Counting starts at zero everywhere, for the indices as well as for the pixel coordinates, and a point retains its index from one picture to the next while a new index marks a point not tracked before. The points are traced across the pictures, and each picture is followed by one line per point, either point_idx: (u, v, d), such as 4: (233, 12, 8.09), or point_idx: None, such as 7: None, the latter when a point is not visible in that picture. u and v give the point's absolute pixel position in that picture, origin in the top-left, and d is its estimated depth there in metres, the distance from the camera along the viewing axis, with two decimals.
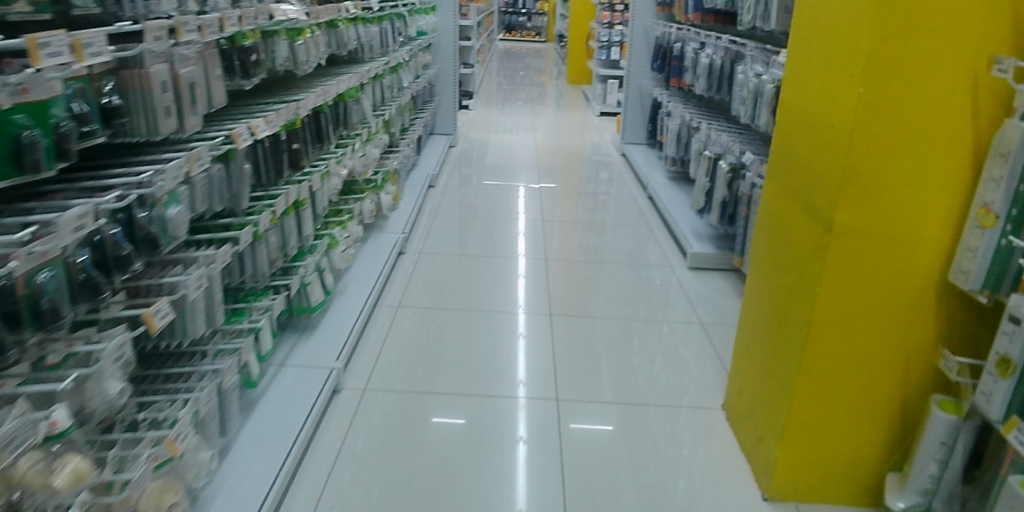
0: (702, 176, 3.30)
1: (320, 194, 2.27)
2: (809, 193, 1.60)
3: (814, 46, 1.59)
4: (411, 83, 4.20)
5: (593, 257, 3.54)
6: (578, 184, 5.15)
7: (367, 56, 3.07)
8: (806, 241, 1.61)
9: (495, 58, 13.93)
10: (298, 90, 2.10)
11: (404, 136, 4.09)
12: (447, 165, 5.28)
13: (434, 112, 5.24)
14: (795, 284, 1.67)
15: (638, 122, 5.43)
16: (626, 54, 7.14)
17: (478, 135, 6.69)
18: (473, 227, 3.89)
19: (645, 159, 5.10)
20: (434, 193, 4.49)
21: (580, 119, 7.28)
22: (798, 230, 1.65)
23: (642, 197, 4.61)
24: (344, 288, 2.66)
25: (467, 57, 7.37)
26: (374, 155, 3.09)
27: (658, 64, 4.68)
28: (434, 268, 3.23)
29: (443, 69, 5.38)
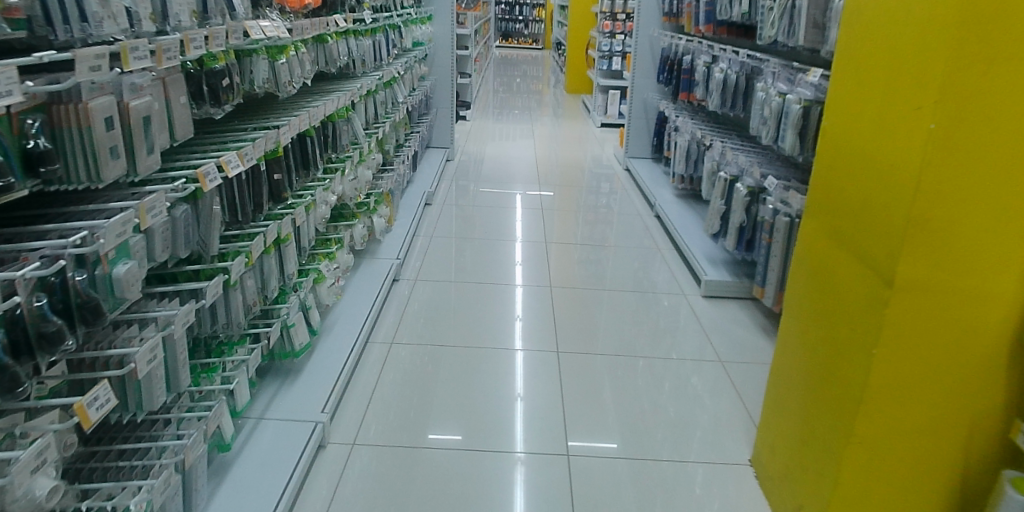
0: (717, 197, 3.11)
1: (304, 227, 2.06)
2: (863, 240, 1.39)
3: (870, 72, 1.39)
4: (407, 97, 4.00)
5: (600, 281, 3.33)
6: (580, 199, 4.95)
7: (359, 71, 2.87)
8: (859, 296, 1.40)
9: (491, 66, 13.75)
10: (280, 114, 1.89)
11: (399, 152, 3.89)
12: (444, 180, 5.07)
13: (430, 124, 5.04)
14: (844, 341, 1.46)
15: (643, 136, 5.24)
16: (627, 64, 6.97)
17: (475, 145, 6.49)
18: (472, 248, 3.68)
19: (650, 174, 4.90)
20: (431, 210, 4.29)
21: (581, 130, 7.09)
22: (848, 282, 1.44)
23: (648, 214, 4.41)
24: (333, 323, 2.45)
25: (465, 65, 7.18)
26: (367, 177, 2.88)
27: (665, 77, 4.50)
28: (431, 296, 3.02)
29: (440, 80, 5.18)
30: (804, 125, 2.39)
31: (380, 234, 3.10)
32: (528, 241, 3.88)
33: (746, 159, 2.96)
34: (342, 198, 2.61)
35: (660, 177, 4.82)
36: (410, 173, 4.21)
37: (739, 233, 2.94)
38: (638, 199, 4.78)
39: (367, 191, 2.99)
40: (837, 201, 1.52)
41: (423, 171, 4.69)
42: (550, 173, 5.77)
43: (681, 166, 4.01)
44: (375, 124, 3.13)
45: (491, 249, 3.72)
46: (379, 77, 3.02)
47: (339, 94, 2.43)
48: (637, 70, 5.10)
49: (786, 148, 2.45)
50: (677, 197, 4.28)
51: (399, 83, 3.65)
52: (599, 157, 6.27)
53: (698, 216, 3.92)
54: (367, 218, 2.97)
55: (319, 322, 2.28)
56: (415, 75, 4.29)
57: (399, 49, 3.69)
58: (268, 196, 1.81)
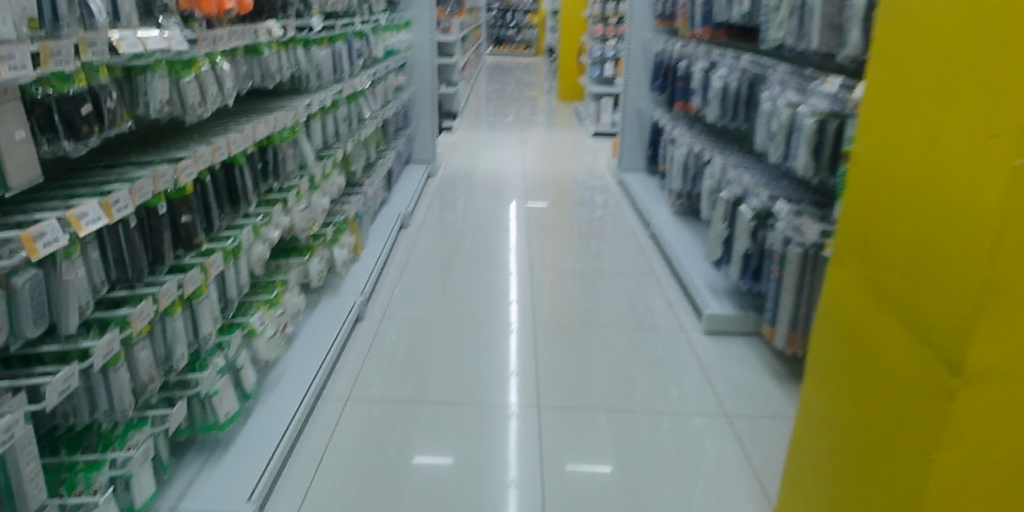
0: (719, 220, 2.79)
1: (229, 271, 1.73)
2: (917, 305, 1.07)
3: (931, 81, 1.05)
4: (379, 110, 3.68)
5: (591, 313, 3.00)
6: (571, 214, 4.62)
7: (314, 84, 2.54)
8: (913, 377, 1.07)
9: (482, 73, 13.44)
10: (191, 142, 1.57)
11: (369, 171, 3.56)
12: (425, 197, 4.73)
13: (409, 138, 4.70)
14: (891, 428, 1.13)
15: (637, 147, 4.92)
16: (620, 71, 6.65)
17: (462, 158, 6.15)
18: (451, 277, 3.35)
19: (646, 189, 4.58)
20: (408, 232, 3.96)
21: (573, 140, 6.76)
22: (898, 357, 1.12)
23: (643, 233, 4.09)
24: (276, 380, 2.11)
25: (450, 74, 6.85)
26: (324, 205, 2.55)
27: (659, 84, 4.19)
28: (400, 337, 2.69)
29: (420, 91, 4.86)
30: (819, 142, 2.08)
31: (342, 266, 2.77)
32: (513, 267, 3.54)
33: (752, 179, 2.65)
34: (290, 232, 2.29)
35: (656, 192, 4.50)
36: (385, 192, 3.89)
37: (744, 262, 2.63)
38: (633, 216, 4.45)
39: (325, 220, 2.67)
40: (879, 248, 1.20)
41: (401, 189, 4.37)
42: (539, 186, 5.44)
43: (679, 182, 3.69)
44: (335, 144, 2.80)
45: (471, 277, 3.38)
46: (338, 91, 2.70)
47: (279, 113, 2.10)
48: (628, 77, 4.77)
49: (799, 168, 2.14)
50: (674, 215, 3.96)
51: (368, 96, 3.33)
52: (591, 168, 5.94)
53: (697, 237, 3.60)
54: (324, 249, 2.64)
55: (256, 381, 1.95)
56: (390, 87, 3.97)
57: (367, 59, 3.36)
58: (171, 243, 1.48)
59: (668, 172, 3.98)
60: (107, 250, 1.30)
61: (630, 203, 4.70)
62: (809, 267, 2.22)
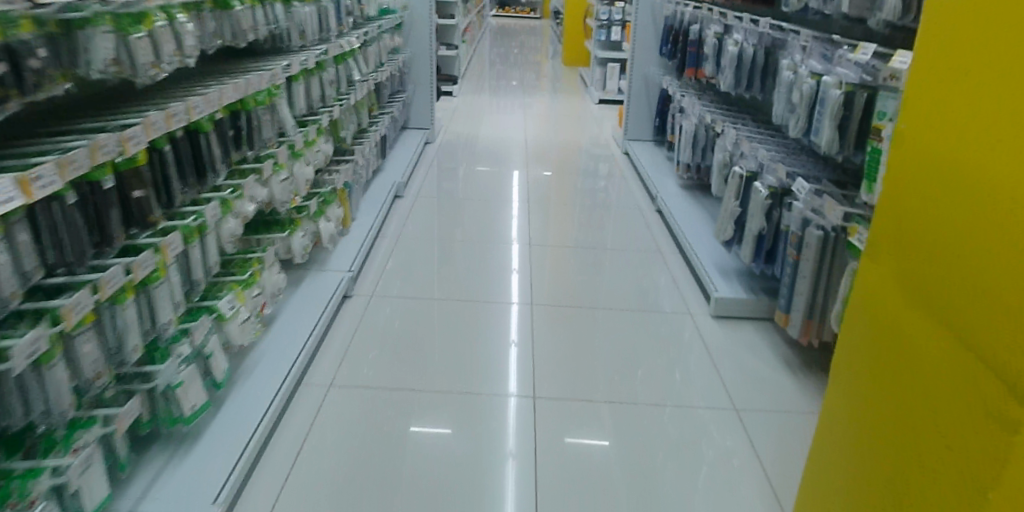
0: (732, 197, 2.62)
1: (193, 249, 1.56)
2: (956, 313, 0.96)
3: (1005, 43, 0.89)
4: (372, 73, 3.47)
5: (593, 293, 2.85)
6: (574, 185, 4.44)
7: (296, 44, 2.34)
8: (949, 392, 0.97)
9: (487, 36, 13.07)
10: (145, 107, 1.39)
11: (361, 139, 3.37)
12: (423, 165, 4.54)
13: (406, 103, 4.49)
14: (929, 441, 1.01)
15: (644, 116, 4.71)
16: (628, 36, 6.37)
17: (462, 124, 5.93)
18: (447, 251, 3.19)
19: (653, 161, 4.38)
20: (404, 202, 3.78)
21: (577, 107, 6.52)
22: (930, 369, 1.02)
23: (649, 207, 3.91)
24: (254, 365, 1.97)
25: (451, 35, 6.57)
26: (308, 175, 2.38)
27: (669, 49, 3.97)
28: (391, 317, 2.54)
29: (417, 53, 4.63)
30: (846, 116, 1.89)
31: (329, 241, 2.61)
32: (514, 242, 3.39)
33: (768, 154, 2.47)
34: (268, 204, 2.12)
35: (663, 164, 4.31)
36: (379, 160, 3.70)
37: (757, 243, 2.47)
38: (639, 188, 4.26)
39: (310, 191, 2.50)
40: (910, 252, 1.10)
41: (396, 157, 4.18)
42: (541, 154, 5.23)
43: (688, 154, 3.50)
44: (322, 109, 2.62)
45: (468, 252, 3.22)
46: (324, 51, 2.51)
47: (253, 75, 1.91)
48: (636, 40, 4.53)
49: (822, 144, 1.96)
50: (682, 190, 3.79)
51: (359, 57, 3.12)
52: (596, 137, 5.73)
53: (706, 214, 3.43)
54: (309, 222, 2.47)
55: (229, 369, 1.81)
56: (384, 47, 3.76)
57: (358, 17, 3.14)
58: (122, 223, 1.31)
59: (677, 144, 3.79)
60: (40, 231, 1.13)
61: (636, 175, 4.51)
62: (829, 250, 2.06)
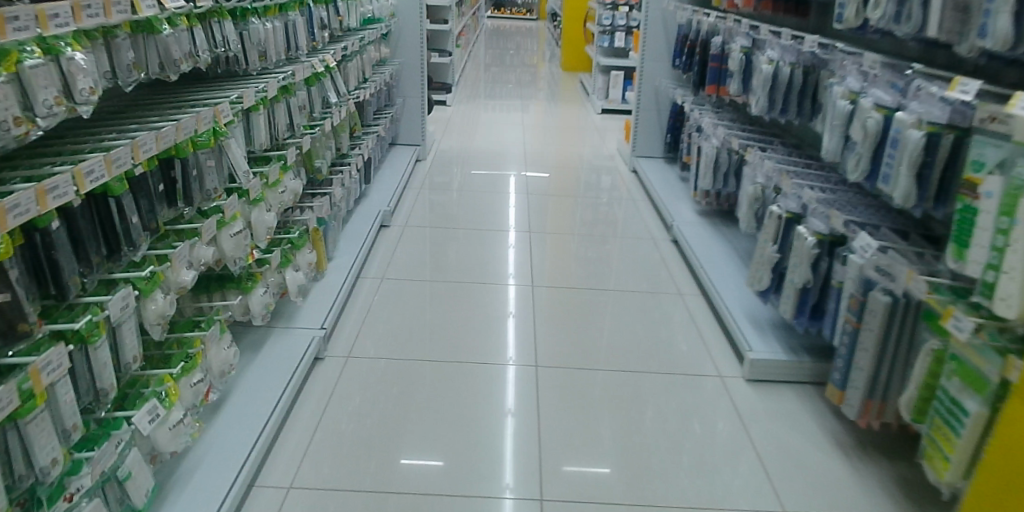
0: (769, 240, 2.25)
1: (99, 349, 1.21)
2: None
3: None
4: (353, 91, 3.09)
5: (603, 335, 2.56)
6: (577, 205, 4.05)
7: (254, 68, 1.96)
8: None
9: (482, 38, 12.68)
10: (15, 182, 1.01)
11: (340, 166, 2.98)
12: (413, 185, 4.15)
13: (393, 119, 4.11)
14: None
15: (654, 132, 4.33)
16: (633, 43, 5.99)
17: (457, 136, 5.54)
18: (439, 285, 2.87)
19: (665, 183, 3.98)
20: (390, 232, 3.35)
21: (578, 118, 6.13)
22: None
23: (663, 236, 3.51)
24: (192, 470, 1.58)
25: (444, 42, 6.20)
26: (271, 223, 2.01)
27: (687, 62, 3.61)
28: (375, 367, 2.25)
29: (406, 64, 4.25)
30: (928, 164, 1.53)
31: (296, 294, 2.23)
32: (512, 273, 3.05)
33: (814, 194, 2.10)
34: (217, 262, 1.75)
35: (677, 186, 3.92)
36: (362, 186, 3.32)
37: (800, 297, 2.10)
38: (652, 214, 3.86)
39: (275, 238, 2.12)
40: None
41: (383, 180, 3.79)
42: (540, 168, 4.83)
43: (707, 181, 3.14)
44: (288, 142, 2.24)
45: (464, 293, 2.82)
46: (289, 75, 2.13)
47: (193, 113, 1.53)
48: (645, 50, 4.16)
49: (895, 194, 1.59)
50: (700, 219, 3.40)
51: (338, 75, 2.74)
52: (599, 150, 5.34)
53: (729, 248, 3.05)
54: (271, 275, 2.09)
55: (155, 487, 1.43)
56: (368, 60, 3.38)
57: (336, 30, 2.77)
58: None
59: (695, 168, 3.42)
60: None
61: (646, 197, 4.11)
62: (897, 320, 1.69)
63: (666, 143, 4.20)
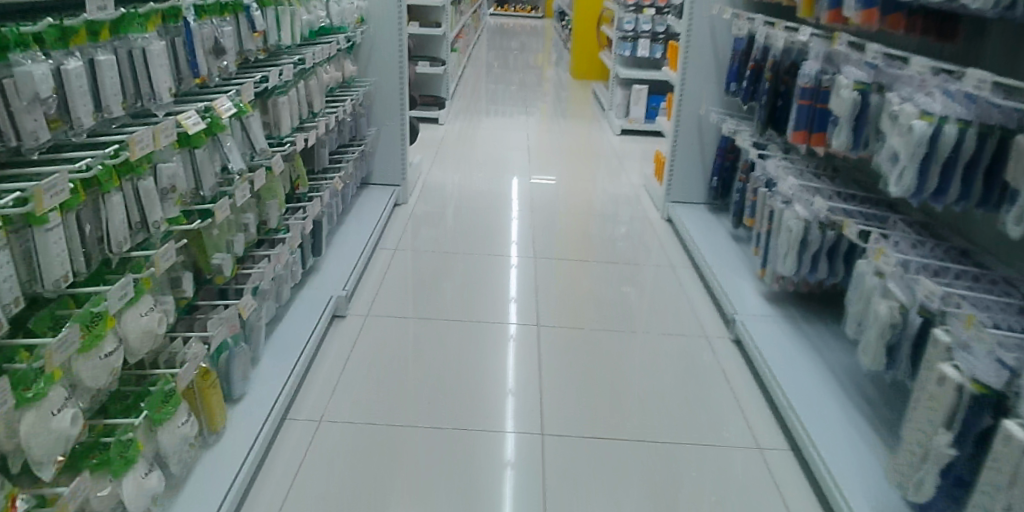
0: (938, 425, 1.37)
1: None
2: None
3: None
4: (291, 135, 2.18)
5: (625, 373, 2.25)
6: (599, 263, 3.12)
7: (39, 147, 1.06)
8: None
9: (485, 38, 11.70)
10: None
11: (265, 245, 2.07)
12: (389, 237, 3.21)
13: (362, 155, 3.19)
14: None
15: (695, 171, 3.42)
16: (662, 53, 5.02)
17: (451, 157, 4.60)
18: (429, 312, 2.56)
19: (711, 249, 3.00)
20: (344, 324, 2.41)
21: (591, 137, 5.22)
22: None
23: (719, 331, 2.54)
24: None
25: (436, 48, 5.26)
26: (73, 426, 1.09)
27: (750, 87, 2.72)
28: (358, 411, 1.98)
29: (381, 83, 3.32)
30: None
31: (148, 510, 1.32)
32: (515, 336, 2.45)
33: None
34: None
35: (729, 249, 3.00)
36: (308, 259, 2.38)
37: None
38: (703, 288, 2.88)
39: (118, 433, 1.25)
40: None
41: (344, 238, 2.84)
42: (550, 205, 3.87)
43: (790, 265, 2.21)
44: (135, 253, 1.33)
45: (439, 440, 1.88)
46: (120, 147, 1.20)
47: None
48: (687, 68, 3.22)
49: None
50: (773, 309, 2.47)
51: (257, 121, 1.84)
52: (620, 178, 4.43)
53: (821, 367, 2.14)
54: (86, 503, 1.18)
55: None
56: (320, 87, 2.48)
57: (252, 54, 1.86)
58: None
59: (765, 241, 2.50)
60: None
61: (691, 262, 3.12)
62: None
63: (716, 185, 3.28)
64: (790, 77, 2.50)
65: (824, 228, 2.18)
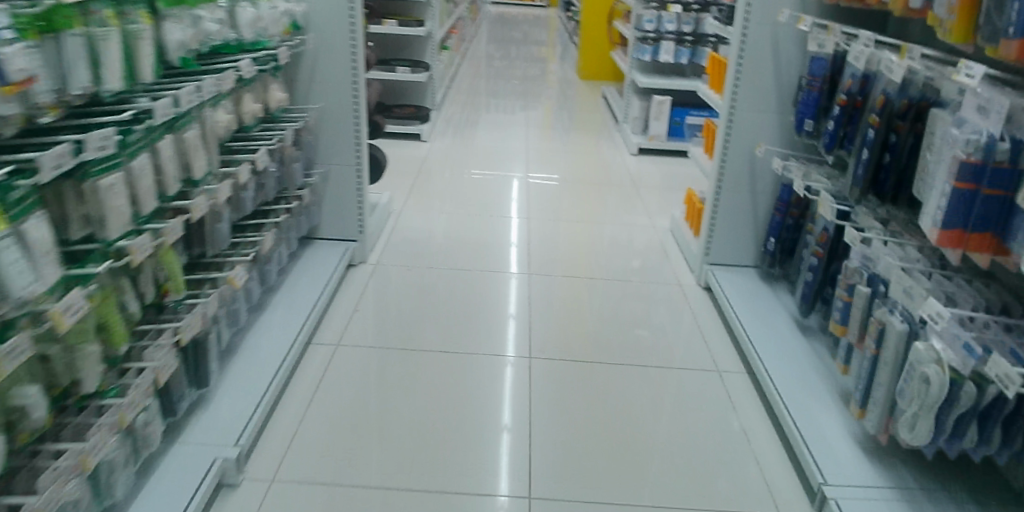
0: None
1: None
2: None
3: None
4: (141, 226, 1.38)
5: (646, 418, 2.00)
6: (615, 356, 2.29)
7: None
8: None
9: (482, 27, 10.78)
10: None
11: (83, 417, 1.28)
12: (333, 322, 2.34)
13: (301, 209, 2.37)
14: None
15: (742, 227, 2.60)
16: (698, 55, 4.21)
17: (433, 183, 3.74)
18: (382, 450, 1.78)
19: (773, 355, 2.17)
20: (236, 503, 1.58)
21: (601, 154, 4.39)
22: None
23: (795, 501, 1.73)
24: None
25: (418, 50, 4.40)
26: None
27: (834, 134, 1.91)
28: (323, 486, 1.65)
29: (328, 110, 2.46)
30: None
31: None
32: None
33: None
34: None
35: (800, 354, 2.17)
36: (181, 404, 1.57)
37: None
38: (763, 414, 2.05)
39: None
40: None
41: (257, 347, 1.99)
42: (553, 259, 2.94)
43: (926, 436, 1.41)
44: None
45: None
46: None
47: None
48: (737, 95, 2.39)
49: None
50: (879, 475, 1.67)
51: (34, 239, 1.04)
52: (635, 207, 3.59)
53: None
54: None
55: None
56: (210, 136, 1.67)
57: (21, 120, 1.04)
58: None
59: (868, 368, 1.70)
60: None
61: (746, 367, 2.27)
62: None
63: (780, 253, 2.46)
64: (905, 123, 1.71)
65: (978, 381, 1.39)
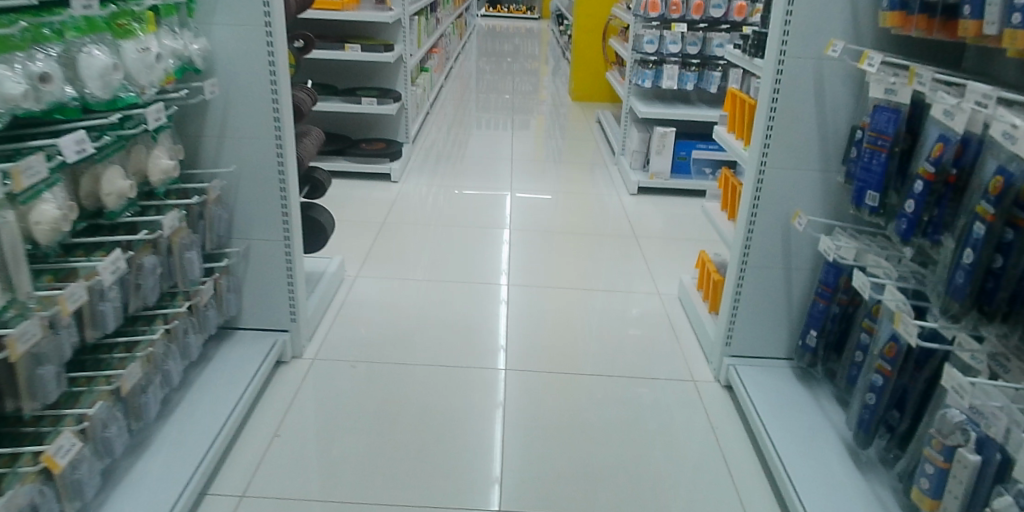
0: None
1: None
2: None
3: None
4: None
5: (654, 489, 1.76)
6: (626, 496, 1.73)
7: None
8: None
9: (470, 41, 10.27)
10: None
11: None
12: (243, 456, 1.78)
13: (203, 304, 1.83)
14: None
15: (771, 312, 2.07)
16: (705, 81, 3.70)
17: (398, 234, 3.20)
18: None
19: (824, 500, 1.63)
20: None
21: (595, 192, 3.88)
22: None
23: None
24: None
25: (388, 78, 3.87)
26: None
27: (915, 220, 1.41)
28: None
29: (245, 172, 1.92)
30: None
31: None
32: None
33: None
34: None
35: (860, 500, 1.63)
36: None
37: None
38: None
39: None
40: None
41: None
42: (538, 343, 2.40)
43: None
44: None
45: None
46: None
47: None
48: (769, 149, 1.86)
49: None
50: None
51: None
52: (635, 262, 3.06)
53: None
54: None
55: None
56: (15, 252, 1.11)
57: None
58: None
59: None
60: None
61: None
62: None
63: (825, 351, 1.92)
64: None
65: None
